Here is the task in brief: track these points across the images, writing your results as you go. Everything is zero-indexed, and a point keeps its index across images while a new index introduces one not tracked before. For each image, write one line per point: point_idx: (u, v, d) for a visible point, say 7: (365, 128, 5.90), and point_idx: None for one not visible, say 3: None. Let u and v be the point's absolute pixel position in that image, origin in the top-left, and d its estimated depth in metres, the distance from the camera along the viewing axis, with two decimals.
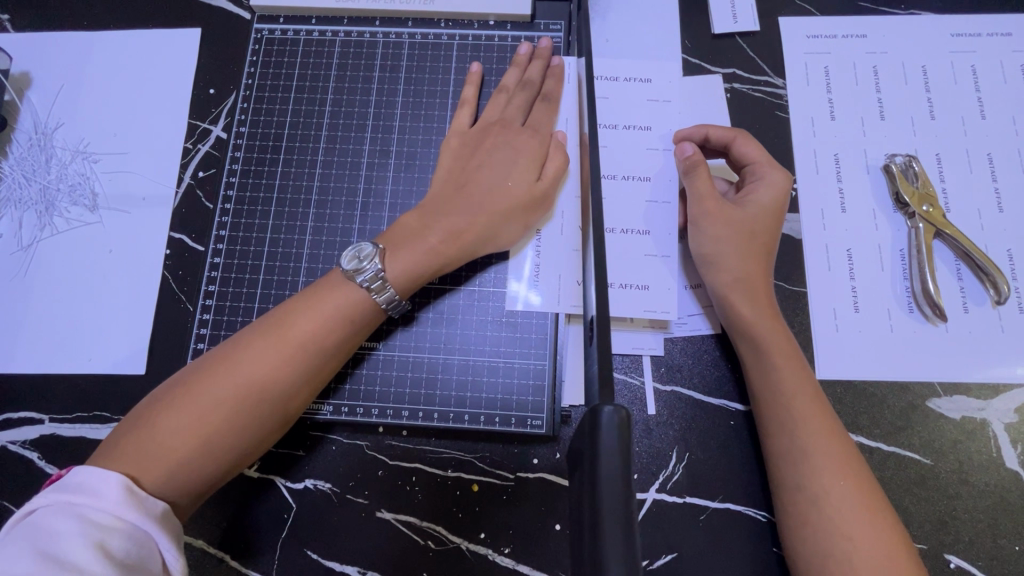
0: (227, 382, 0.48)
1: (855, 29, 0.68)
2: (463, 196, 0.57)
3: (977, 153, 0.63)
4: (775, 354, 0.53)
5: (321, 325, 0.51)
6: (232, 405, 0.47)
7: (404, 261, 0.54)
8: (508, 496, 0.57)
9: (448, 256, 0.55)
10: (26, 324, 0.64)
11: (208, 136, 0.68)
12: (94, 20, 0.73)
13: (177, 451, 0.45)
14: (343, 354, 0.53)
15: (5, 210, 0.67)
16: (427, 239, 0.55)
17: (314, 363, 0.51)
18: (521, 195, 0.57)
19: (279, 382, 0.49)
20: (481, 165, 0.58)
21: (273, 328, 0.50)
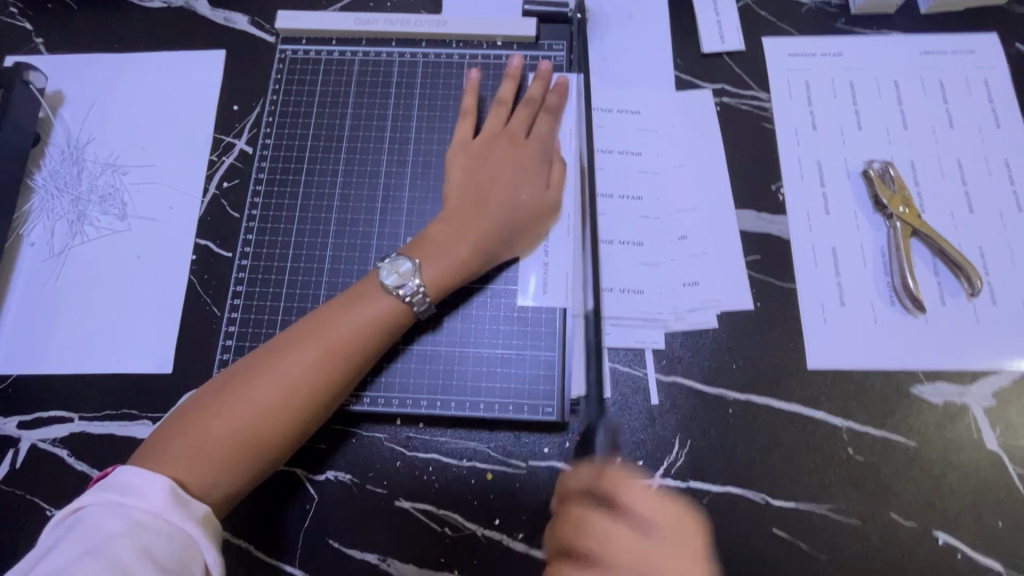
0: (266, 385, 0.51)
1: (833, 48, 0.74)
2: (481, 209, 0.61)
3: (948, 159, 0.69)
4: None
5: (354, 333, 0.54)
6: (270, 408, 0.51)
7: (435, 271, 0.58)
8: (521, 484, 0.60)
9: (476, 264, 0.60)
10: (57, 326, 0.67)
11: (233, 149, 0.73)
12: (124, 42, 0.78)
13: (220, 450, 0.49)
14: (372, 358, 0.56)
15: (38, 219, 0.71)
16: (455, 249, 0.59)
17: (346, 368, 0.54)
18: (533, 206, 0.63)
19: (314, 386, 0.52)
20: (493, 179, 0.63)
21: (308, 334, 0.54)
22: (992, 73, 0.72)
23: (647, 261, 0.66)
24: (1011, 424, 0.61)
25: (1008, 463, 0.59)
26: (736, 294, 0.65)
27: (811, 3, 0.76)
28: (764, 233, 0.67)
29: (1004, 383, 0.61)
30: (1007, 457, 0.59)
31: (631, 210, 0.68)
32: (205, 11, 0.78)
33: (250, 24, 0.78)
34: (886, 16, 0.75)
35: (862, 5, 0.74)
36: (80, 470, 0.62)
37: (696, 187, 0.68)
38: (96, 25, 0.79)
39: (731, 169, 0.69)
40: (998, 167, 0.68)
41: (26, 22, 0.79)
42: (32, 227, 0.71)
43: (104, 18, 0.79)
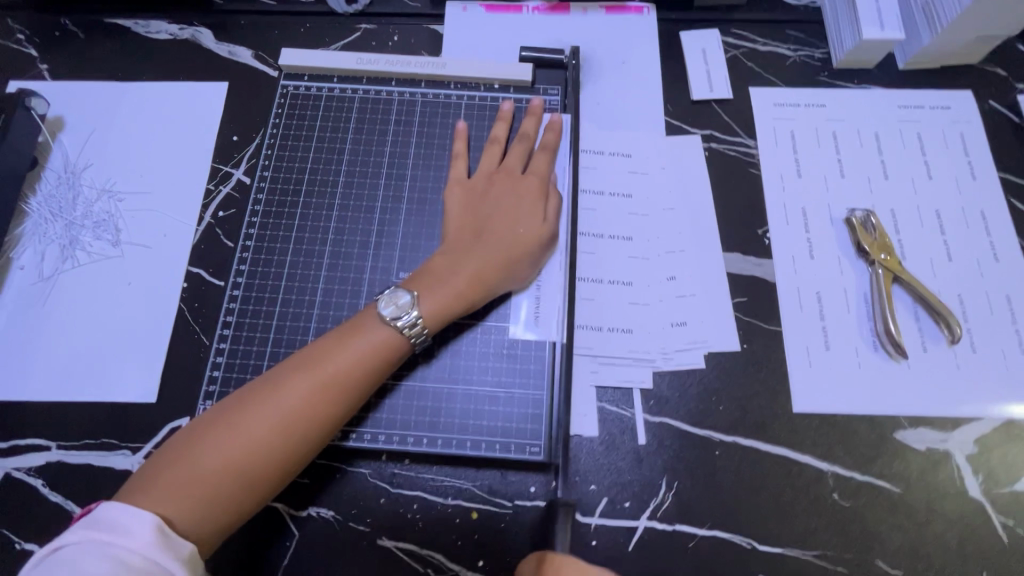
0: (263, 417, 0.51)
1: (816, 99, 0.77)
2: (478, 242, 0.62)
3: (926, 210, 0.71)
4: None
5: (354, 366, 0.55)
6: (266, 439, 0.50)
7: (435, 302, 0.58)
8: (506, 524, 0.59)
9: (474, 297, 0.60)
10: (41, 351, 0.66)
11: (230, 179, 0.73)
12: (128, 72, 0.79)
13: (213, 486, 0.48)
14: (370, 390, 0.56)
15: (29, 243, 0.71)
16: (453, 282, 0.60)
17: (346, 401, 0.54)
18: (530, 237, 0.63)
19: (313, 419, 0.52)
20: (491, 214, 0.64)
21: (310, 366, 0.54)
22: (968, 129, 0.75)
23: (636, 301, 0.67)
24: (994, 471, 0.61)
25: (991, 511, 0.60)
26: (723, 336, 0.66)
27: (796, 56, 0.80)
28: (751, 275, 0.68)
29: (986, 430, 0.62)
30: (990, 505, 0.60)
31: (621, 251, 0.69)
32: (210, 45, 0.80)
33: (254, 58, 0.80)
34: (866, 71, 0.79)
35: (843, 59, 0.78)
36: (54, 502, 0.61)
37: (685, 229, 0.70)
38: (101, 54, 0.80)
39: (719, 212, 0.71)
40: (975, 219, 0.71)
41: (32, 49, 0.80)
42: (23, 250, 0.70)
43: (109, 48, 0.81)
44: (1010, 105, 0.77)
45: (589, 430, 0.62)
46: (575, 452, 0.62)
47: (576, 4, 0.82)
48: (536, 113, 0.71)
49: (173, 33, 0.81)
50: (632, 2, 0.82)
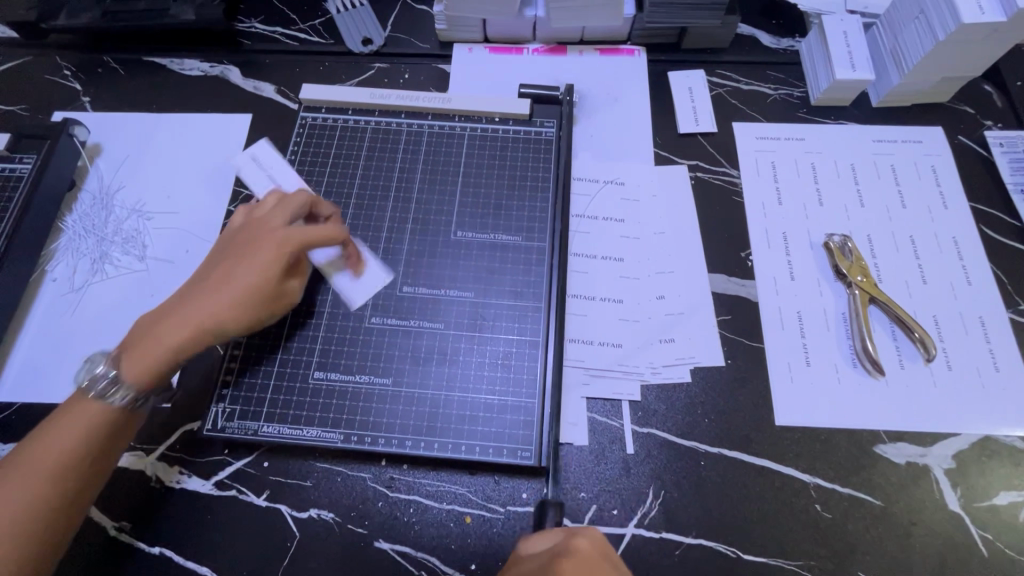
0: (76, 423, 0.56)
1: (795, 134, 0.83)
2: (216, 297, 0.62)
3: (901, 235, 0.75)
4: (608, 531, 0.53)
5: (72, 424, 0.56)
6: (13, 481, 0.53)
7: (139, 365, 0.58)
8: (497, 529, 0.62)
9: (171, 358, 0.59)
10: (68, 357, 0.71)
11: (250, 201, 0.79)
12: (162, 104, 0.87)
13: None
14: (103, 448, 0.57)
15: (62, 257, 0.76)
16: (154, 347, 0.59)
17: (63, 456, 0.55)
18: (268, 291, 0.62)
19: (33, 467, 0.54)
20: (246, 263, 0.62)
21: (61, 416, 0.57)
22: (939, 161, 0.80)
23: (626, 317, 0.71)
24: (973, 485, 0.63)
25: (970, 524, 0.61)
26: (708, 352, 0.69)
27: (776, 94, 0.86)
28: (735, 295, 0.72)
29: (963, 445, 0.64)
30: (969, 519, 0.61)
31: (611, 271, 0.73)
32: (238, 81, 0.88)
33: (276, 93, 0.87)
34: (842, 108, 0.84)
35: (820, 98, 0.83)
36: None
37: (672, 251, 0.74)
38: (138, 88, 0.88)
39: (704, 236, 0.76)
40: (947, 244, 0.75)
41: (77, 83, 0.89)
42: (56, 264, 0.76)
43: (146, 83, 0.88)
44: (979, 140, 0.82)
45: (579, 439, 0.65)
46: (565, 460, 0.64)
47: (572, 46, 0.90)
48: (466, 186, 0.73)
49: (204, 70, 0.89)
50: (624, 45, 0.89)
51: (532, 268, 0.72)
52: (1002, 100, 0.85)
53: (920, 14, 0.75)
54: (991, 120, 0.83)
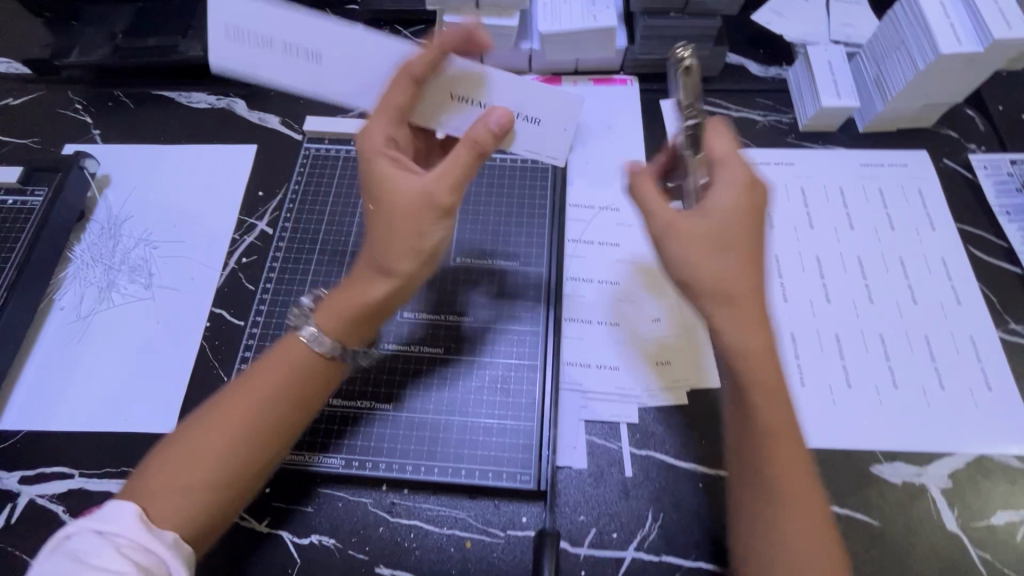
0: (220, 428, 0.53)
1: (785, 158, 0.85)
2: (384, 290, 0.57)
3: (891, 256, 0.77)
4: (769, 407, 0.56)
5: (266, 391, 0.55)
6: (179, 468, 0.51)
7: (338, 325, 0.57)
8: (497, 554, 0.62)
9: (375, 318, 0.59)
10: (73, 385, 0.72)
11: (254, 229, 0.81)
12: (170, 136, 0.90)
13: (197, 491, 0.51)
14: (296, 401, 0.57)
15: (70, 286, 0.78)
16: (349, 303, 0.58)
17: (260, 421, 0.54)
18: (412, 221, 0.56)
19: (234, 438, 0.53)
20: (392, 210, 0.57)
21: (216, 411, 0.54)
22: (926, 184, 0.82)
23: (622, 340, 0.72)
24: (970, 505, 0.63)
25: (968, 545, 0.62)
26: (703, 373, 0.70)
27: (765, 121, 0.88)
28: None
29: (959, 465, 0.65)
30: (967, 539, 0.62)
31: (607, 295, 0.75)
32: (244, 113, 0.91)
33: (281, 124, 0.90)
34: (830, 134, 0.87)
35: (808, 124, 0.86)
36: None
37: (667, 273, 0.76)
38: (147, 120, 0.91)
39: None
40: (936, 265, 0.76)
41: (87, 117, 0.92)
42: (64, 292, 0.78)
43: (155, 116, 0.91)
44: (964, 163, 0.84)
45: (578, 462, 0.66)
46: (564, 484, 0.65)
47: (567, 76, 0.93)
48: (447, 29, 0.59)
49: (212, 102, 0.92)
50: (617, 74, 0.92)
51: (530, 292, 0.73)
52: (985, 124, 0.87)
53: (901, 44, 0.77)
54: (975, 143, 0.86)
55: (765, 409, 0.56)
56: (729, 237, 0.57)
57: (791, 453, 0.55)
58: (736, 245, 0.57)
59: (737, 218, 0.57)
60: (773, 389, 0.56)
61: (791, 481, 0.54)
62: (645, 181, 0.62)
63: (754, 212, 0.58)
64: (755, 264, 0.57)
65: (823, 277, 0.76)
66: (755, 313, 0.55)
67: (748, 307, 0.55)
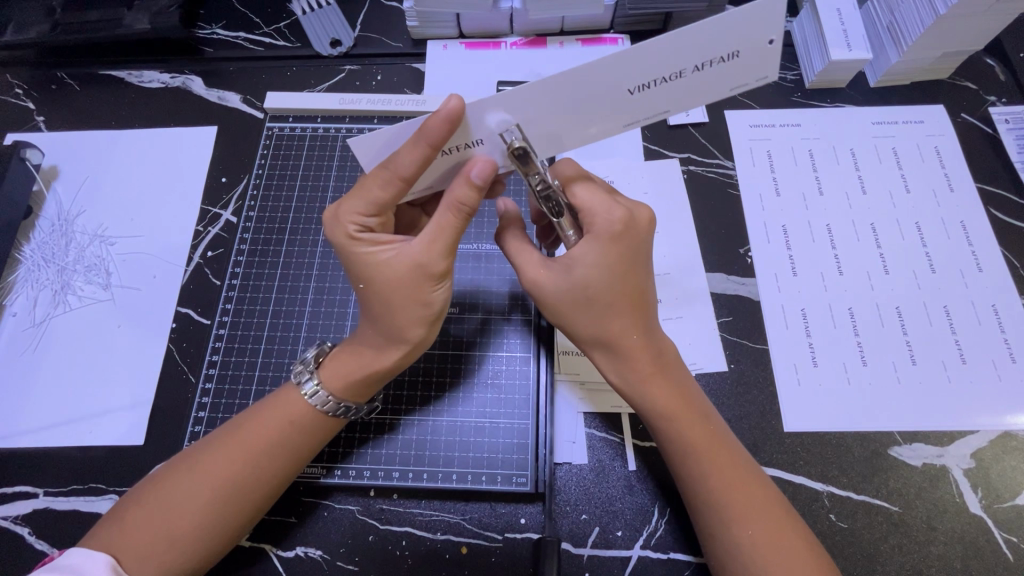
0: (226, 463, 0.51)
1: (790, 119, 0.79)
2: (405, 349, 0.55)
3: (907, 223, 0.72)
4: (706, 449, 0.52)
5: (273, 429, 0.53)
6: (177, 506, 0.50)
7: (342, 374, 0.55)
8: (496, 558, 0.58)
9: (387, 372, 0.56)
10: (32, 396, 0.67)
11: (219, 220, 0.75)
12: (122, 120, 0.82)
13: (193, 526, 0.49)
14: (306, 445, 0.54)
15: (21, 290, 0.72)
16: (366, 360, 0.55)
17: (265, 464, 0.52)
18: (412, 292, 0.52)
19: (239, 477, 0.51)
20: (390, 287, 0.52)
21: (222, 441, 0.53)
22: (943, 142, 0.76)
23: None
24: (993, 485, 0.60)
25: (993, 527, 0.58)
26: (709, 357, 0.65)
27: None
28: (734, 294, 0.69)
29: (982, 443, 0.61)
30: (991, 521, 0.58)
31: None
32: (200, 91, 0.84)
33: (242, 102, 0.83)
34: (838, 90, 0.80)
35: (815, 80, 0.79)
36: (40, 550, 0.60)
37: (668, 251, 0.71)
38: (95, 104, 0.83)
39: (700, 233, 0.72)
40: (956, 231, 0.71)
41: (29, 102, 0.83)
42: (15, 297, 0.72)
43: (103, 98, 0.83)
44: (983, 117, 0.78)
45: (579, 458, 0.61)
46: (564, 482, 0.61)
47: (553, 38, 0.85)
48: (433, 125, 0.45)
49: (165, 81, 0.84)
50: (607, 34, 0.85)
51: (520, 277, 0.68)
52: (1004, 73, 0.81)
53: None
54: (995, 95, 0.79)
55: (682, 427, 0.53)
56: (595, 295, 0.53)
57: (725, 453, 0.53)
58: (609, 315, 0.54)
59: (608, 280, 0.52)
60: (678, 413, 0.53)
61: (728, 480, 0.51)
62: (573, 178, 0.55)
63: (629, 276, 0.53)
64: (628, 304, 0.54)
65: (835, 248, 0.70)
66: (639, 364, 0.54)
67: (632, 354, 0.54)
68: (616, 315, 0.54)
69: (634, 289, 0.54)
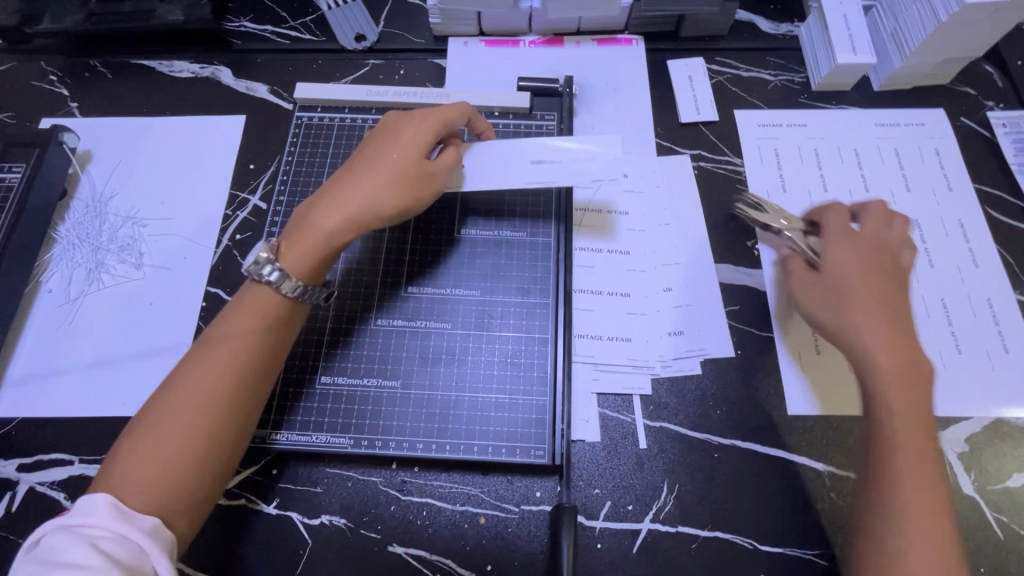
0: (204, 381, 0.54)
1: (798, 120, 0.82)
2: (351, 228, 0.61)
3: (907, 219, 0.75)
4: (917, 428, 0.56)
5: (242, 340, 0.56)
6: (168, 436, 0.51)
7: (300, 251, 0.59)
8: (512, 529, 0.61)
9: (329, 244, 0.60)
10: (67, 369, 0.69)
11: (247, 204, 0.78)
12: (153, 107, 0.85)
13: (190, 452, 0.52)
14: (275, 349, 0.58)
15: (56, 268, 0.75)
16: (316, 235, 0.60)
17: (241, 371, 0.55)
18: (393, 183, 0.62)
19: (223, 390, 0.54)
20: (378, 170, 0.62)
21: (196, 363, 0.55)
22: (943, 143, 0.80)
23: (634, 311, 0.70)
24: (986, 468, 0.63)
25: (985, 508, 0.61)
26: (717, 343, 0.68)
27: (776, 81, 0.85)
28: (742, 285, 0.72)
29: (975, 429, 0.64)
30: (983, 502, 0.62)
31: (616, 273, 0.72)
32: (229, 81, 0.87)
33: (270, 92, 0.86)
34: (843, 93, 0.84)
35: (821, 83, 0.83)
36: None
37: (679, 242, 0.74)
38: (127, 91, 0.86)
39: (710, 226, 0.75)
40: (954, 228, 0.74)
41: (63, 89, 0.86)
42: (51, 274, 0.75)
43: (135, 86, 0.86)
44: (981, 121, 0.81)
45: (591, 436, 0.65)
46: (578, 458, 0.64)
47: (570, 37, 0.89)
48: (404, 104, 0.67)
49: (195, 71, 0.87)
50: (622, 34, 0.88)
51: (538, 263, 0.71)
52: (1003, 80, 0.84)
53: None
54: (993, 100, 0.83)
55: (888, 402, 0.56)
56: (844, 288, 0.61)
57: (920, 432, 0.55)
58: (850, 300, 0.60)
59: (858, 275, 0.61)
60: (896, 386, 0.56)
61: (921, 461, 0.54)
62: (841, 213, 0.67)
63: (872, 273, 0.62)
64: (872, 296, 0.60)
65: None
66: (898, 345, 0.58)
67: (876, 336, 0.58)
68: (862, 301, 0.60)
69: (890, 277, 0.62)
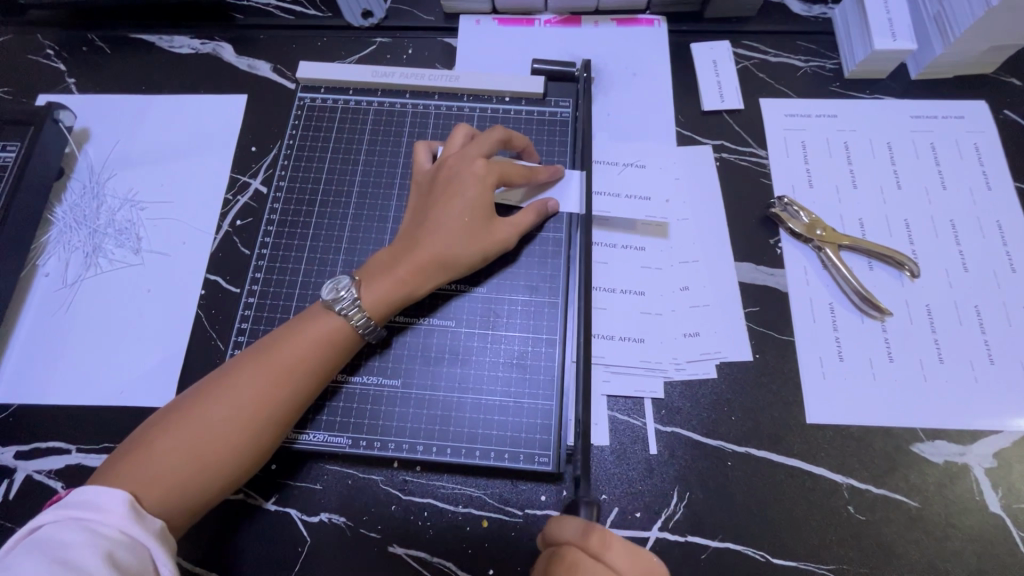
0: (246, 391, 0.53)
1: (827, 110, 0.77)
2: (438, 268, 0.61)
3: (941, 220, 0.71)
4: None
5: (294, 356, 0.55)
6: (200, 436, 0.51)
7: (375, 292, 0.59)
8: (516, 534, 0.59)
9: (414, 289, 0.60)
10: (64, 355, 0.68)
11: (248, 189, 0.75)
12: (152, 85, 0.82)
13: (213, 457, 0.51)
14: (324, 376, 0.57)
15: (53, 251, 0.73)
16: (393, 277, 0.60)
17: (288, 391, 0.55)
18: (473, 225, 0.61)
19: (262, 406, 0.53)
20: (453, 213, 0.61)
21: (250, 366, 0.55)
22: (983, 139, 0.75)
23: (648, 311, 0.67)
24: (1014, 485, 0.60)
25: (1011, 527, 0.59)
26: (735, 347, 0.65)
27: (806, 67, 0.80)
28: (763, 285, 0.68)
29: (1004, 444, 0.61)
30: (1010, 521, 0.59)
31: (629, 269, 0.69)
32: (230, 58, 0.83)
33: (273, 71, 0.82)
34: (878, 81, 0.79)
35: (855, 70, 0.78)
36: None
37: (697, 238, 0.70)
38: (126, 67, 0.83)
39: (731, 221, 0.71)
40: (992, 230, 0.70)
41: (60, 63, 0.83)
42: (48, 258, 0.73)
43: (134, 62, 0.83)
44: None
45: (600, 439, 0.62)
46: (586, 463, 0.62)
47: (587, 17, 0.84)
48: (488, 134, 0.65)
49: (195, 47, 0.84)
50: (643, 15, 0.83)
51: (548, 259, 0.68)
52: None
53: None
54: None
55: None
56: None
57: None
58: None
59: None
60: None
61: None
62: None
63: None
64: None
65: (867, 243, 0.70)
66: None
67: None
68: None
69: None
